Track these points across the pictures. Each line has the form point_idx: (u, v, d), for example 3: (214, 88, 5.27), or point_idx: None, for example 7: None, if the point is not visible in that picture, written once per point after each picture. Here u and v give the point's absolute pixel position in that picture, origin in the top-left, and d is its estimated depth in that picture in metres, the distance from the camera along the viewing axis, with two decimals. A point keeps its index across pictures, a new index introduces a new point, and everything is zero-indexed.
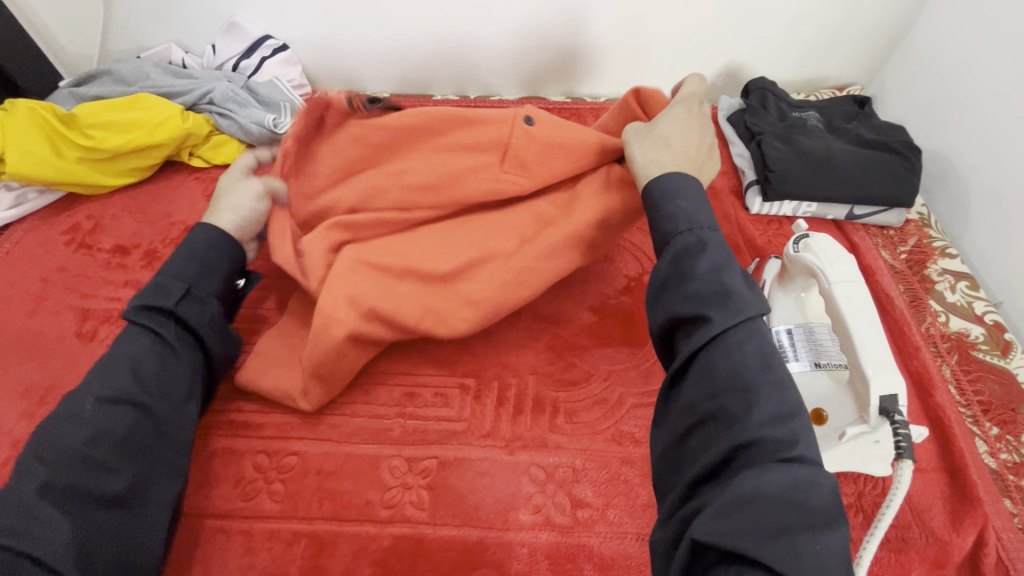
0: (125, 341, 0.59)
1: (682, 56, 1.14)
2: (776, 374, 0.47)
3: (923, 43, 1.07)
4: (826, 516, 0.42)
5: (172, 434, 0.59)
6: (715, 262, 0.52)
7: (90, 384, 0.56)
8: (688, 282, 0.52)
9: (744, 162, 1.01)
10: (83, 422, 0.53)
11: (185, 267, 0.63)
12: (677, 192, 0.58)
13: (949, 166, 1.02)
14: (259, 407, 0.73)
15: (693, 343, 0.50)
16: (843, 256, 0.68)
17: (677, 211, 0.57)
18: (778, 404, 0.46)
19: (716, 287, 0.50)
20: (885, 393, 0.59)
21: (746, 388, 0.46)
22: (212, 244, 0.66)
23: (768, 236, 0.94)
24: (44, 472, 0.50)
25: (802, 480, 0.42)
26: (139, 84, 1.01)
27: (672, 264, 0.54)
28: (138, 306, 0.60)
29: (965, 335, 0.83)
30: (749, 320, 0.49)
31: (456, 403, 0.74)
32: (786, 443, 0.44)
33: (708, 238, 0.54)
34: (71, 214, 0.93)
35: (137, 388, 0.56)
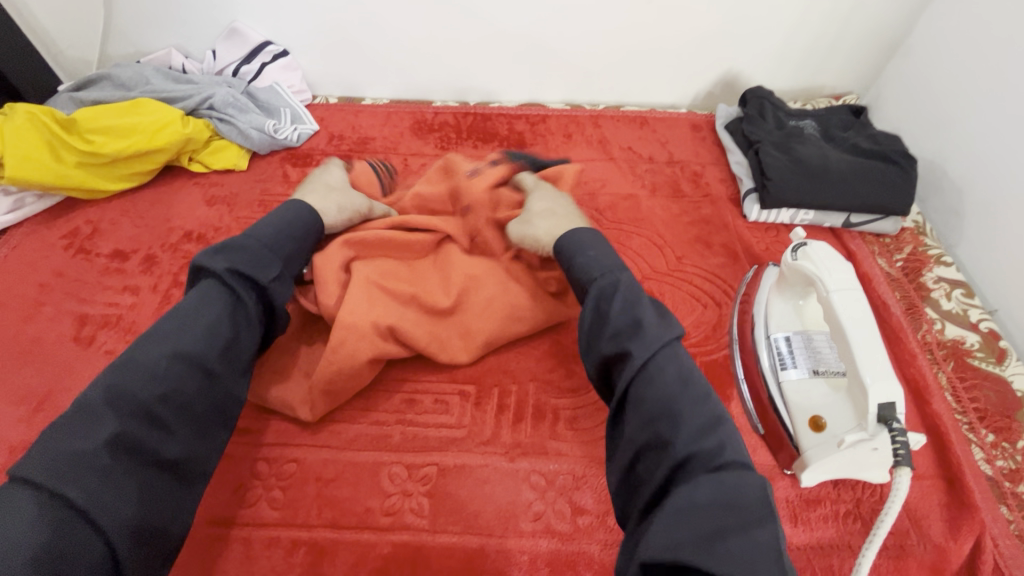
0: (201, 297, 0.58)
1: (680, 64, 1.15)
2: (697, 391, 0.53)
3: (918, 53, 1.09)
4: (758, 511, 0.45)
5: (227, 407, 0.59)
6: (627, 299, 0.60)
7: (165, 337, 0.55)
8: (611, 321, 0.58)
9: (742, 170, 1.02)
10: (157, 374, 0.53)
11: (275, 239, 0.65)
12: (583, 245, 0.67)
13: (944, 174, 1.03)
14: (259, 413, 0.73)
15: (624, 376, 0.55)
16: (841, 265, 0.69)
17: (591, 258, 0.65)
18: (702, 419, 0.51)
19: (632, 321, 0.57)
20: (884, 401, 0.60)
21: (674, 411, 0.51)
22: (293, 224, 0.69)
23: (765, 244, 0.94)
24: (111, 422, 0.49)
25: (730, 483, 0.46)
26: (139, 89, 1.01)
27: (595, 310, 0.61)
28: (227, 268, 0.59)
29: (961, 342, 0.84)
30: (667, 348, 0.56)
31: (456, 409, 0.74)
32: (714, 453, 0.48)
33: (621, 281, 0.62)
34: (70, 219, 0.93)
35: (212, 353, 0.57)
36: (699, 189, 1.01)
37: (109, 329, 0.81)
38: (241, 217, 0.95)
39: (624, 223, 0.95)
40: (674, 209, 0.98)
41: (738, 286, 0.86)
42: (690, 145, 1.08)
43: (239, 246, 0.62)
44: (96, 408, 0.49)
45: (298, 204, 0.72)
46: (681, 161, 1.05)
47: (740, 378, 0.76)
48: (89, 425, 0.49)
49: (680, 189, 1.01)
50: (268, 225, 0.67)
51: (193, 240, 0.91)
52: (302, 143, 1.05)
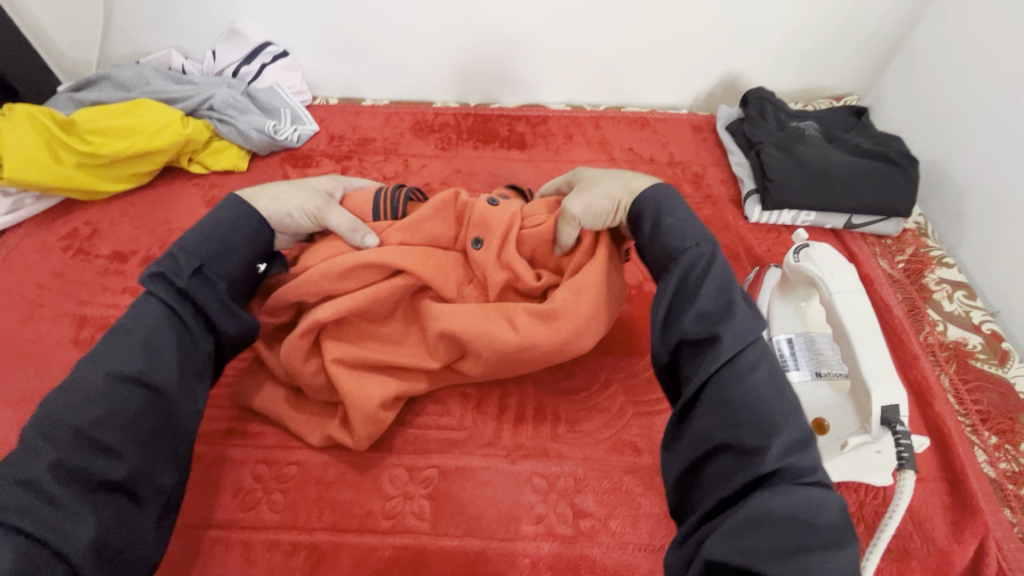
0: (137, 310, 0.55)
1: (681, 64, 1.14)
2: (788, 400, 0.48)
3: (919, 54, 1.09)
4: (840, 535, 0.43)
5: (179, 423, 0.56)
6: (720, 281, 0.54)
7: (103, 357, 0.52)
8: (696, 300, 0.53)
9: (743, 171, 1.01)
10: (93, 397, 0.50)
11: (193, 242, 0.59)
12: (671, 209, 0.61)
13: (945, 175, 1.03)
14: (259, 415, 0.72)
15: (708, 365, 0.50)
16: (844, 266, 0.69)
17: (677, 224, 0.59)
18: (790, 427, 0.47)
19: (726, 306, 0.52)
20: (887, 404, 0.60)
21: (761, 413, 0.46)
22: (235, 222, 0.62)
23: (767, 245, 0.94)
24: (49, 451, 0.47)
25: (814, 502, 0.43)
26: (138, 89, 1.01)
27: (679, 286, 0.55)
28: (152, 273, 0.56)
29: (963, 344, 0.83)
30: (756, 342, 0.51)
31: (458, 411, 0.73)
32: (801, 468, 0.45)
33: (714, 259, 0.55)
34: (69, 220, 0.93)
35: (151, 367, 0.53)
36: (700, 190, 1.01)
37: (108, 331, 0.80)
38: None
39: None
40: None
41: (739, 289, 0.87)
42: (691, 146, 1.08)
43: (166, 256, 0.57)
44: (33, 442, 0.48)
45: (231, 199, 0.64)
46: (683, 162, 1.05)
47: None
48: (29, 456, 0.47)
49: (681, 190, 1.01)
50: (195, 229, 0.60)
51: None
52: (302, 144, 1.05)
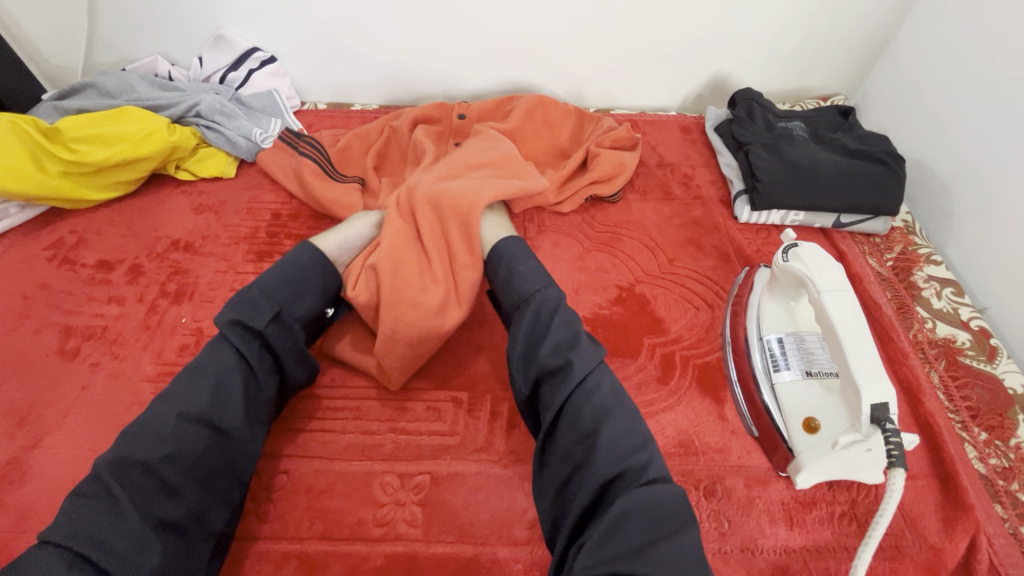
0: (213, 350, 0.61)
1: (667, 66, 1.15)
2: (626, 408, 0.60)
3: (902, 56, 1.10)
4: (678, 520, 0.53)
5: (240, 464, 0.60)
6: (565, 316, 0.65)
7: (176, 397, 0.58)
8: (550, 338, 0.63)
9: (732, 171, 1.02)
10: (165, 436, 0.56)
11: (276, 283, 0.66)
12: (514, 257, 0.73)
13: (931, 174, 1.04)
14: None
15: (558, 394, 0.60)
16: (832, 265, 0.69)
17: (527, 271, 0.70)
18: (632, 437, 0.58)
19: (571, 336, 0.63)
20: (877, 402, 0.59)
21: (606, 424, 0.58)
22: (309, 264, 0.70)
23: (757, 245, 0.95)
24: (121, 495, 0.52)
25: (658, 497, 0.53)
26: (124, 97, 1.01)
27: (532, 321, 0.65)
28: (231, 320, 0.62)
29: (952, 341, 0.84)
30: (598, 368, 0.62)
31: (449, 417, 0.73)
32: (641, 470, 0.55)
33: (554, 298, 0.67)
34: (55, 229, 0.91)
35: (217, 410, 0.59)
36: (689, 191, 1.02)
37: (94, 341, 0.79)
38: (228, 225, 0.93)
39: (616, 226, 0.95)
40: (665, 212, 0.98)
41: (730, 289, 0.86)
42: (680, 148, 1.09)
43: (243, 297, 0.64)
44: (104, 481, 0.53)
45: (306, 246, 0.71)
46: (671, 163, 1.06)
47: (733, 379, 0.76)
48: (105, 499, 0.52)
49: (671, 191, 1.02)
50: (273, 267, 0.68)
51: (180, 248, 0.90)
52: None
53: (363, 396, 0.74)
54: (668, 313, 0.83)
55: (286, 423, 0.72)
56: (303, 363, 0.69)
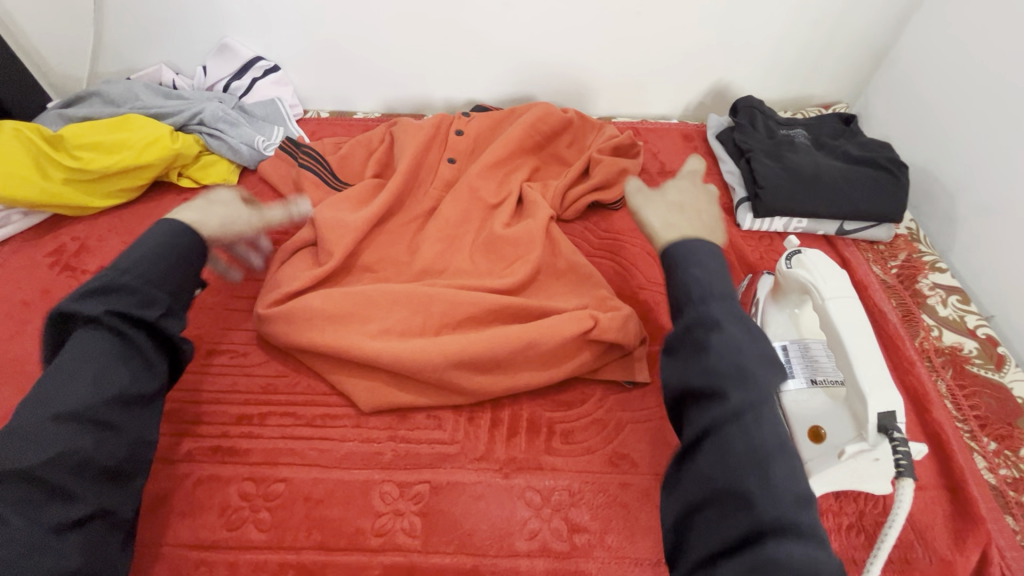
0: (82, 346, 0.58)
1: (668, 75, 1.15)
2: (790, 452, 0.49)
3: (903, 64, 1.10)
4: None
5: (133, 455, 0.59)
6: (728, 329, 0.54)
7: (49, 397, 0.55)
8: (708, 354, 0.53)
9: (734, 179, 1.02)
10: (43, 437, 0.52)
11: (154, 269, 0.64)
12: (691, 259, 0.59)
13: (935, 182, 1.04)
14: (248, 431, 0.71)
15: (706, 417, 0.52)
16: (836, 273, 0.68)
17: (701, 274, 0.58)
18: (792, 490, 0.47)
19: (732, 358, 0.52)
20: (884, 410, 0.58)
21: (761, 465, 0.48)
22: (182, 242, 0.67)
23: (760, 252, 0.94)
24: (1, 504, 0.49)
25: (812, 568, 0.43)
26: (128, 105, 1.01)
27: (684, 332, 0.56)
28: (107, 310, 0.59)
29: (959, 349, 0.83)
30: (768, 400, 0.51)
31: (449, 424, 0.72)
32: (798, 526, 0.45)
33: (720, 304, 0.56)
34: (56, 236, 0.91)
35: (104, 403, 0.56)
36: None
37: None
38: None
39: (618, 233, 0.95)
40: None
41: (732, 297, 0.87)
42: (682, 156, 1.09)
43: (119, 288, 0.61)
44: None
45: (167, 222, 0.68)
46: (673, 171, 1.06)
47: None
48: None
49: None
50: (136, 252, 0.64)
51: None
52: None
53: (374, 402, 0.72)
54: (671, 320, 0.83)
55: (285, 431, 0.71)
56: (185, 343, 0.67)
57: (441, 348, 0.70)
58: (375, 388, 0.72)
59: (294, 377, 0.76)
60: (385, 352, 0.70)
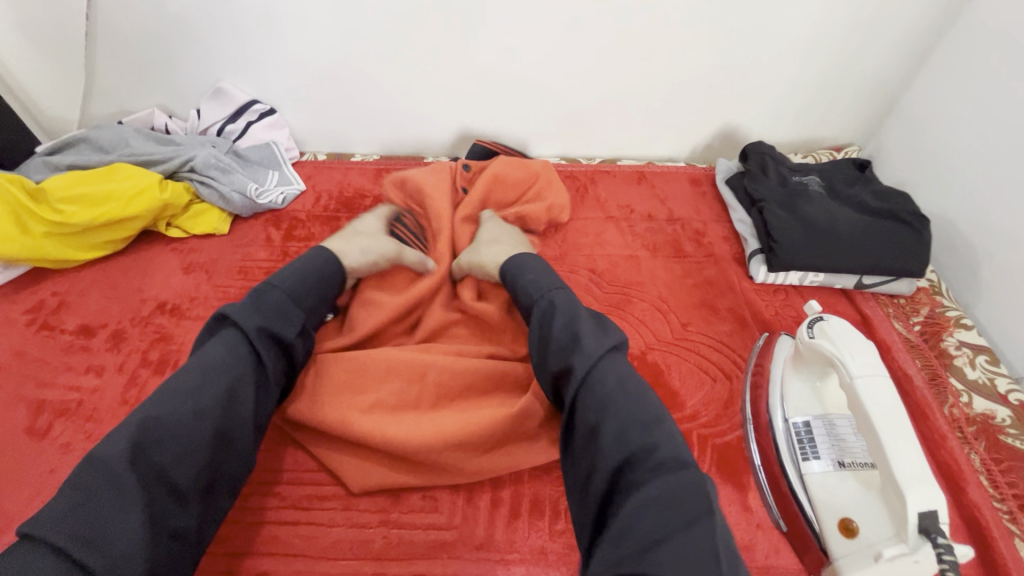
0: (228, 351, 0.60)
1: (674, 117, 1.12)
2: (631, 391, 0.59)
3: (917, 108, 1.07)
4: (694, 512, 0.49)
5: (239, 475, 0.60)
6: (566, 315, 0.66)
7: (191, 395, 0.56)
8: (553, 336, 0.64)
9: (745, 229, 0.98)
10: (178, 436, 0.54)
11: (299, 289, 0.69)
12: (526, 267, 0.75)
13: (955, 231, 1.00)
14: (229, 514, 0.66)
15: (568, 391, 0.60)
16: (863, 345, 0.63)
17: (534, 275, 0.73)
18: (642, 425, 0.56)
19: (570, 337, 0.63)
20: (925, 510, 0.53)
21: (610, 412, 0.57)
22: (321, 266, 0.73)
23: (775, 307, 0.89)
24: (134, 494, 0.49)
25: (666, 488, 0.50)
26: (117, 152, 0.98)
27: (539, 323, 0.67)
28: (259, 326, 0.63)
29: (991, 417, 0.78)
30: (603, 356, 0.61)
31: (446, 506, 0.67)
32: (655, 455, 0.53)
33: (556, 297, 0.69)
34: (35, 291, 0.87)
35: (233, 416, 0.58)
36: (702, 249, 0.98)
37: (67, 416, 0.73)
38: (219, 286, 0.90)
39: (626, 286, 0.90)
40: (677, 270, 0.94)
41: (748, 356, 0.81)
42: (690, 202, 1.05)
43: (268, 301, 0.66)
44: (116, 476, 0.49)
45: (317, 249, 0.75)
46: (681, 218, 1.02)
47: (756, 464, 0.69)
48: (111, 496, 0.49)
49: (682, 248, 0.97)
50: (292, 270, 0.71)
51: (166, 311, 0.86)
52: (288, 204, 1.03)
53: (371, 478, 0.66)
54: (684, 385, 0.77)
55: (269, 515, 0.66)
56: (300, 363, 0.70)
57: (440, 425, 0.66)
58: (367, 465, 0.67)
59: (279, 452, 0.71)
60: (382, 432, 0.65)
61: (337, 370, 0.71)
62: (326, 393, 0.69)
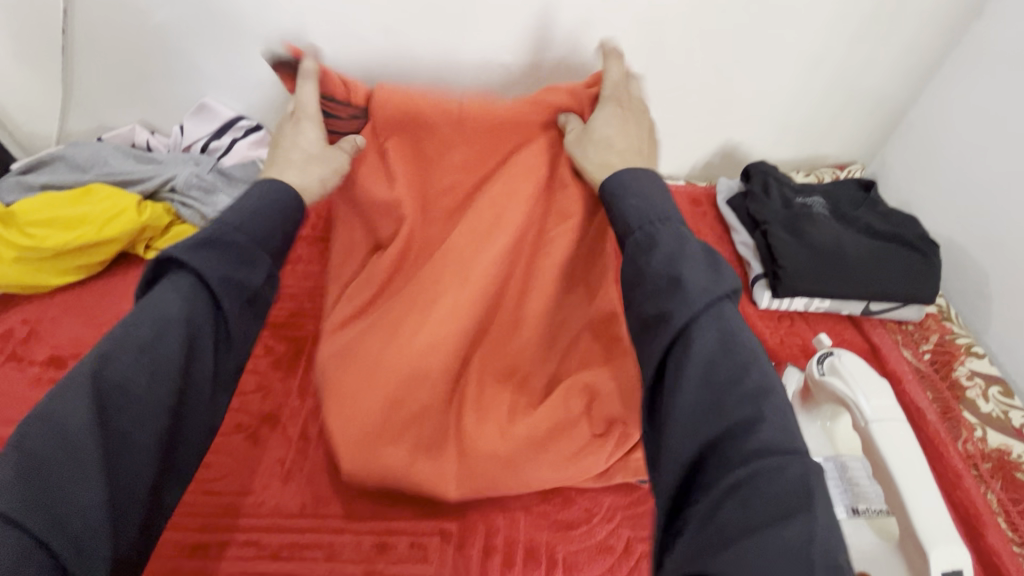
0: (165, 301, 0.48)
1: (674, 134, 1.09)
2: (740, 354, 0.47)
3: (923, 127, 1.05)
4: (798, 503, 0.40)
5: (198, 433, 0.51)
6: (670, 249, 0.51)
7: (123, 352, 0.45)
8: (649, 275, 0.50)
9: (748, 252, 0.95)
10: (110, 401, 0.43)
11: (252, 227, 0.54)
12: (629, 189, 0.58)
13: (964, 255, 0.97)
14: (205, 564, 0.62)
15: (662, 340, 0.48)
16: (880, 384, 0.60)
17: (637, 202, 0.57)
18: (749, 391, 0.45)
19: (671, 275, 0.49)
20: (947, 567, 0.50)
21: (716, 376, 0.46)
22: (270, 197, 0.57)
23: (779, 335, 0.86)
24: (70, 465, 0.41)
25: (772, 475, 0.41)
26: (95, 171, 0.94)
27: (632, 256, 0.53)
28: (207, 274, 0.50)
29: (1007, 453, 0.74)
30: (713, 304, 0.48)
31: (436, 556, 0.63)
32: (761, 433, 0.43)
33: (660, 230, 0.53)
34: (5, 318, 0.83)
35: (180, 369, 0.47)
36: None
37: None
38: None
39: None
40: None
41: None
42: (691, 222, 1.02)
43: (223, 242, 0.51)
44: (34, 452, 0.40)
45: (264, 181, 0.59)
46: None
47: None
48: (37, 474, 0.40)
49: None
50: (238, 203, 0.55)
51: None
52: None
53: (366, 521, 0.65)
54: None
55: (246, 567, 0.62)
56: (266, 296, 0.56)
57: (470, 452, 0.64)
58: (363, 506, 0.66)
59: (260, 493, 0.67)
60: (404, 475, 0.63)
61: (363, 372, 0.65)
62: (350, 396, 0.65)
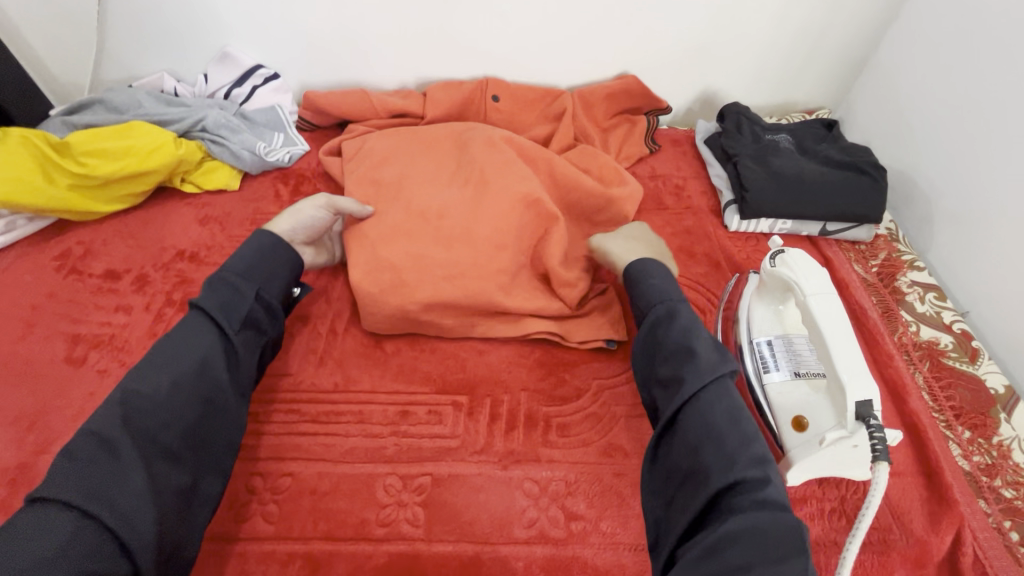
0: (192, 331, 0.65)
1: (659, 80, 1.19)
2: (742, 426, 0.59)
3: (884, 69, 1.14)
4: (787, 549, 0.51)
5: (231, 437, 0.65)
6: (686, 326, 0.67)
7: (166, 366, 0.62)
8: (667, 346, 0.66)
9: (721, 182, 1.06)
10: (157, 403, 0.59)
11: (246, 266, 0.71)
12: (650, 272, 0.74)
13: (914, 184, 1.08)
14: (254, 427, 0.74)
15: (673, 405, 0.62)
16: (817, 271, 0.72)
17: (660, 283, 0.72)
18: (749, 452, 0.58)
19: (687, 345, 0.64)
20: (862, 399, 0.62)
21: (718, 439, 0.58)
22: (273, 246, 0.74)
23: (746, 252, 0.98)
24: (120, 450, 0.55)
25: (762, 524, 0.52)
26: (132, 112, 1.04)
27: (651, 330, 0.69)
28: (213, 301, 0.67)
29: (935, 343, 0.87)
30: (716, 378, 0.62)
31: (450, 419, 0.75)
32: (759, 486, 0.55)
33: (679, 308, 0.69)
34: (61, 241, 0.93)
35: (203, 381, 0.63)
36: (681, 201, 1.06)
37: (101, 348, 0.81)
38: (233, 236, 0.96)
39: None
40: (658, 221, 1.02)
41: (721, 294, 0.90)
42: (673, 160, 1.13)
43: (221, 281, 0.69)
44: (100, 443, 0.55)
45: (260, 233, 0.75)
46: (663, 175, 1.10)
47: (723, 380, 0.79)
48: (101, 459, 0.55)
49: (663, 202, 1.05)
50: (239, 255, 0.72)
51: (186, 258, 0.93)
52: (294, 163, 1.09)
53: (388, 392, 0.77)
54: None
55: (289, 427, 0.74)
56: (276, 322, 0.73)
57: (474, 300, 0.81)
58: (388, 382, 0.78)
59: (297, 376, 0.79)
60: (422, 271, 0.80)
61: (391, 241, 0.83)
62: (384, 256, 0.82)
